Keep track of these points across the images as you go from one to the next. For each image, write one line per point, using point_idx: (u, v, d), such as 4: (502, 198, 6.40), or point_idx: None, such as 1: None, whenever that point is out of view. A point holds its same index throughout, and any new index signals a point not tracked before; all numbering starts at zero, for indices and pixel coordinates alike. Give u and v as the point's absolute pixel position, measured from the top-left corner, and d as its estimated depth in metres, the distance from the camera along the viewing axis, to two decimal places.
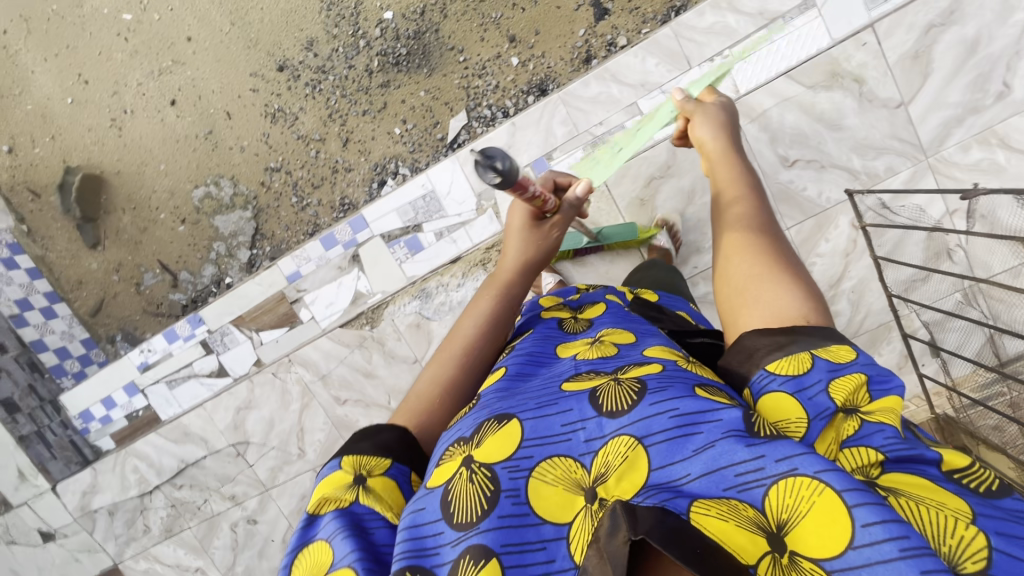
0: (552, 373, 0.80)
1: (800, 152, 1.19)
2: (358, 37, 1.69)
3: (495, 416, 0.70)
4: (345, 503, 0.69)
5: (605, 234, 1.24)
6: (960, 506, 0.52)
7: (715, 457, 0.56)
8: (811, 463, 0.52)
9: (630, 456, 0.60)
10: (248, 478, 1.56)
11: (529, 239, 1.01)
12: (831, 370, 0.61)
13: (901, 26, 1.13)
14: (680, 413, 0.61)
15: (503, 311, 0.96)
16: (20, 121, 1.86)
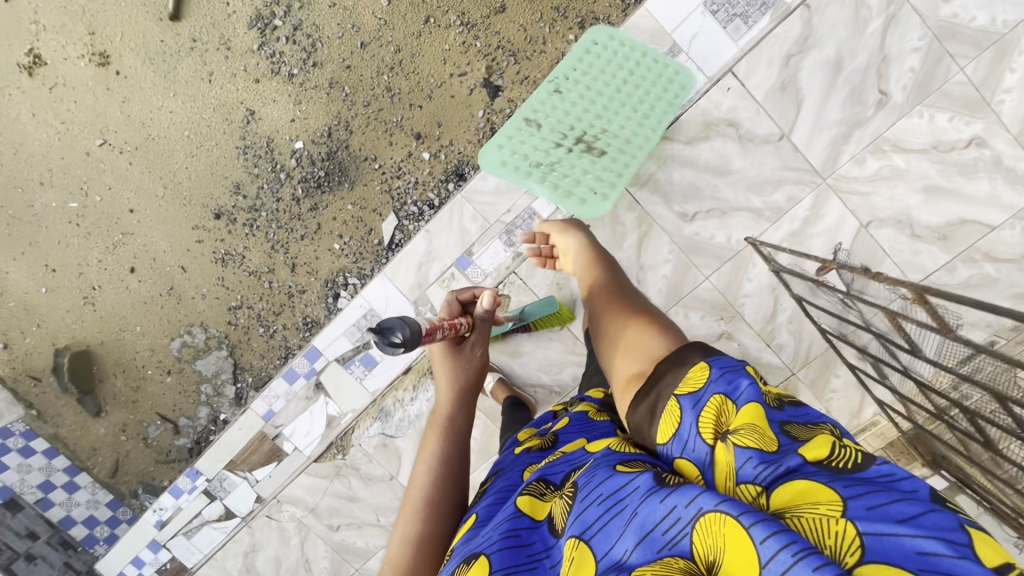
0: (512, 494, 0.76)
1: (698, 205, 1.34)
2: (278, 171, 1.76)
3: (465, 558, 0.65)
4: None
5: (527, 312, 1.31)
6: (833, 498, 0.47)
7: (643, 521, 0.54)
8: (709, 500, 0.51)
9: (578, 556, 0.57)
10: None
11: (457, 362, 0.95)
12: (698, 408, 0.63)
13: (761, 63, 1.29)
14: (605, 497, 0.60)
15: (455, 446, 0.88)
16: (6, 318, 1.98)
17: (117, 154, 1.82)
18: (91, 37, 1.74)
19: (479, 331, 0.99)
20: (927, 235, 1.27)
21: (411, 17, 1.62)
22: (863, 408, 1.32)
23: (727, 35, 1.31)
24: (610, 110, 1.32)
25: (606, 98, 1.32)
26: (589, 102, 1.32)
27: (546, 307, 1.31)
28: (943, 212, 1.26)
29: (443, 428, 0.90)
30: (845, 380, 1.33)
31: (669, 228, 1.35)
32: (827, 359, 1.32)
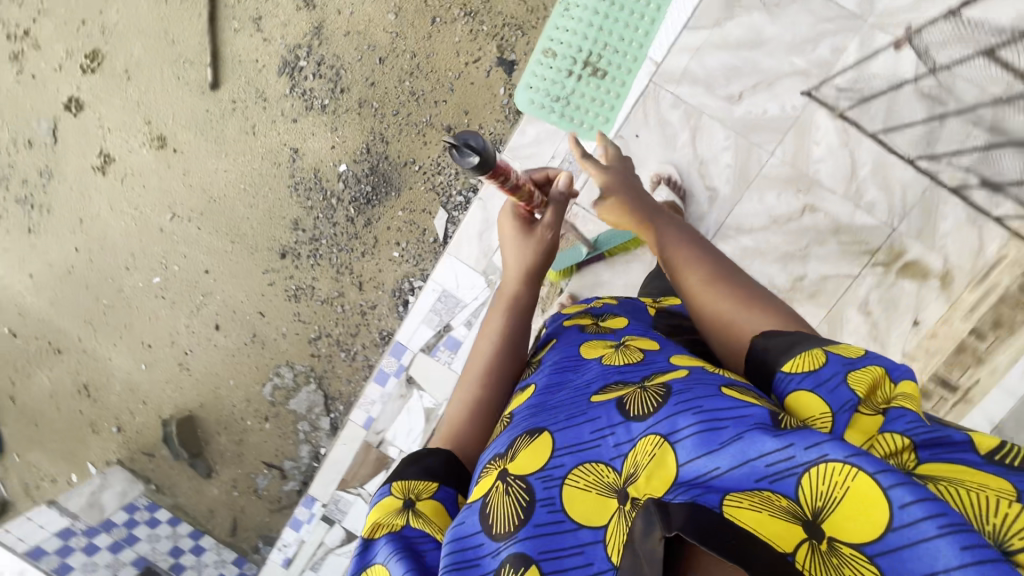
0: (574, 378, 0.76)
1: (743, 82, 1.32)
2: (329, 197, 1.86)
3: (528, 428, 0.68)
4: (397, 527, 0.67)
5: (602, 241, 1.36)
6: (1006, 486, 0.48)
7: (751, 449, 0.51)
8: (838, 448, 0.47)
9: (659, 455, 0.55)
10: None
11: (524, 243, 1.02)
12: (844, 363, 0.62)
13: None
14: (704, 410, 0.56)
15: (518, 321, 0.96)
16: (116, 401, 2.12)
17: (186, 222, 1.98)
18: (149, 125, 1.94)
19: (552, 211, 1.03)
20: (1006, 32, 1.18)
21: (418, 23, 1.74)
22: (985, 242, 1.20)
23: None
24: (616, 22, 1.35)
25: (609, 11, 1.35)
26: (595, 19, 1.34)
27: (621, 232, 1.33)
28: (1008, 7, 1.19)
29: (509, 303, 0.98)
30: (954, 217, 1.23)
31: (719, 115, 1.34)
32: (929, 201, 1.23)
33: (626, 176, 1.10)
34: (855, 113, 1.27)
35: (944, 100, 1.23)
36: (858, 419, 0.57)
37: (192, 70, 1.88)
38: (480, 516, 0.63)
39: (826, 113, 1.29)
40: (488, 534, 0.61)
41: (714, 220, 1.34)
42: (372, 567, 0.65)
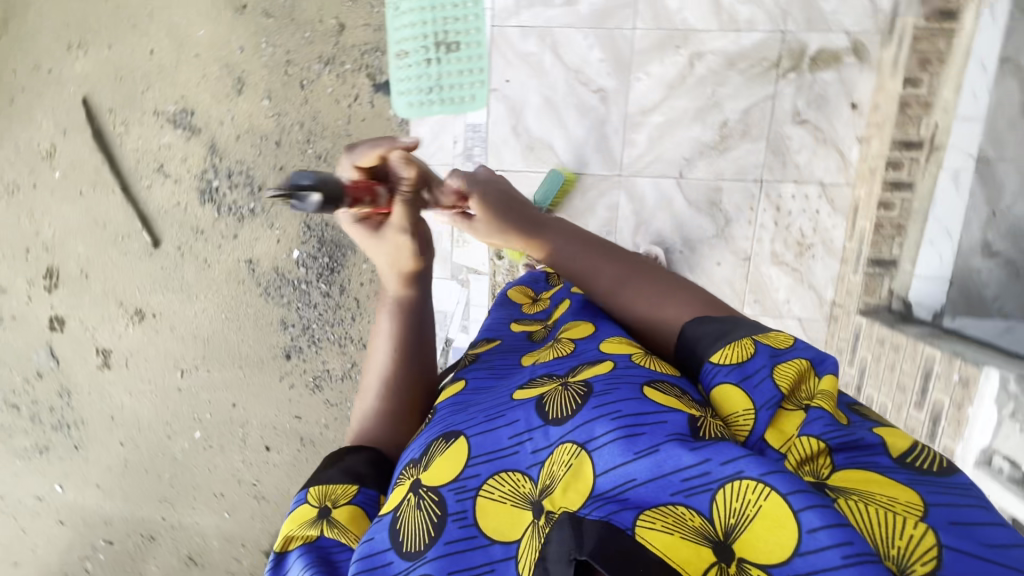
0: (506, 378, 0.73)
1: None
2: (299, 285, 1.92)
3: (445, 434, 0.65)
4: (310, 538, 0.64)
5: (542, 199, 1.23)
6: (907, 499, 0.45)
7: (677, 462, 0.50)
8: (753, 466, 0.47)
9: (576, 464, 0.54)
10: None
11: (383, 252, 0.74)
12: (771, 358, 0.58)
13: None
14: (623, 414, 0.55)
15: (412, 320, 0.80)
16: (221, 556, 2.21)
17: (195, 372, 2.06)
18: (122, 305, 2.04)
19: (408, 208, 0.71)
20: None
21: (291, 94, 1.77)
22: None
23: None
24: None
25: None
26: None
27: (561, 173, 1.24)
28: None
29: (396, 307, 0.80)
30: None
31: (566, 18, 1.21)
32: None
33: (501, 195, 0.92)
34: None
35: None
36: (779, 416, 0.54)
37: (132, 242, 1.98)
38: (393, 527, 0.60)
39: None
40: (399, 549, 0.58)
41: (618, 116, 1.22)
42: None
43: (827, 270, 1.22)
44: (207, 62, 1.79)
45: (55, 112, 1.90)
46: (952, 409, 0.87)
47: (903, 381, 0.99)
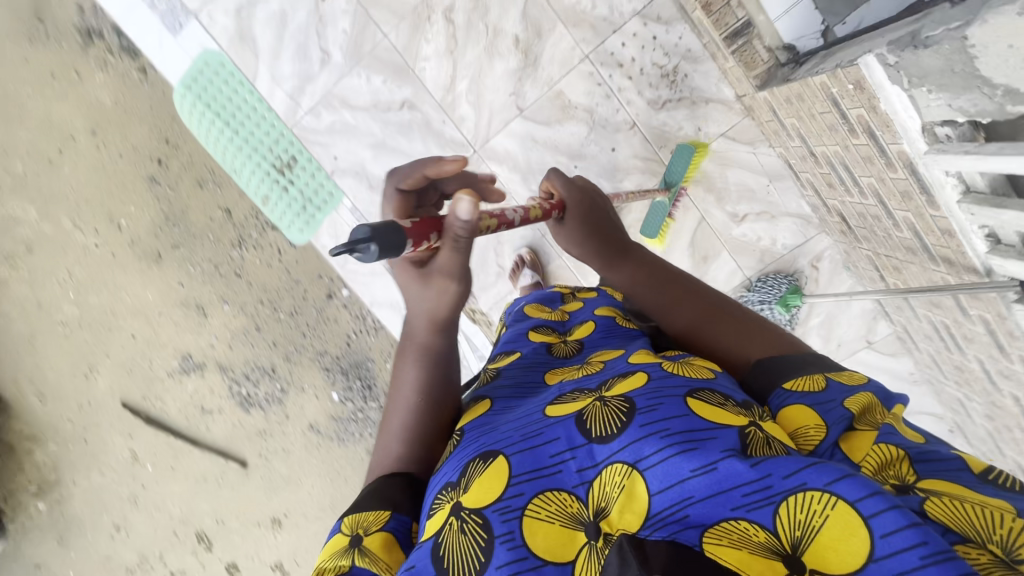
0: (532, 397, 0.55)
1: (303, 50, 1.21)
2: (359, 414, 1.93)
3: (477, 449, 0.48)
4: (342, 569, 0.44)
5: (670, 176, 1.16)
6: (998, 502, 0.34)
7: (728, 478, 0.37)
8: (820, 472, 0.35)
9: (629, 485, 0.40)
10: None
11: (423, 294, 0.56)
12: (842, 391, 0.45)
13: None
14: (673, 433, 0.41)
15: (443, 370, 0.59)
16: None
17: None
18: (260, 524, 2.03)
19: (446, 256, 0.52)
20: None
21: (237, 287, 1.82)
22: None
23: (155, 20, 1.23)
24: (218, 96, 1.26)
25: (235, 128, 1.27)
26: (210, 117, 1.26)
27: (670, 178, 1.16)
28: None
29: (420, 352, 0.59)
30: None
31: (333, 77, 1.23)
32: None
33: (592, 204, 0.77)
34: None
35: None
36: (853, 427, 0.42)
37: (230, 476, 1.98)
38: (435, 555, 0.43)
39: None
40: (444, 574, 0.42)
41: (434, 106, 1.22)
42: None
43: (707, 75, 1.13)
44: (170, 312, 1.84)
45: (114, 425, 1.93)
46: (872, 115, 0.76)
47: (828, 122, 0.88)
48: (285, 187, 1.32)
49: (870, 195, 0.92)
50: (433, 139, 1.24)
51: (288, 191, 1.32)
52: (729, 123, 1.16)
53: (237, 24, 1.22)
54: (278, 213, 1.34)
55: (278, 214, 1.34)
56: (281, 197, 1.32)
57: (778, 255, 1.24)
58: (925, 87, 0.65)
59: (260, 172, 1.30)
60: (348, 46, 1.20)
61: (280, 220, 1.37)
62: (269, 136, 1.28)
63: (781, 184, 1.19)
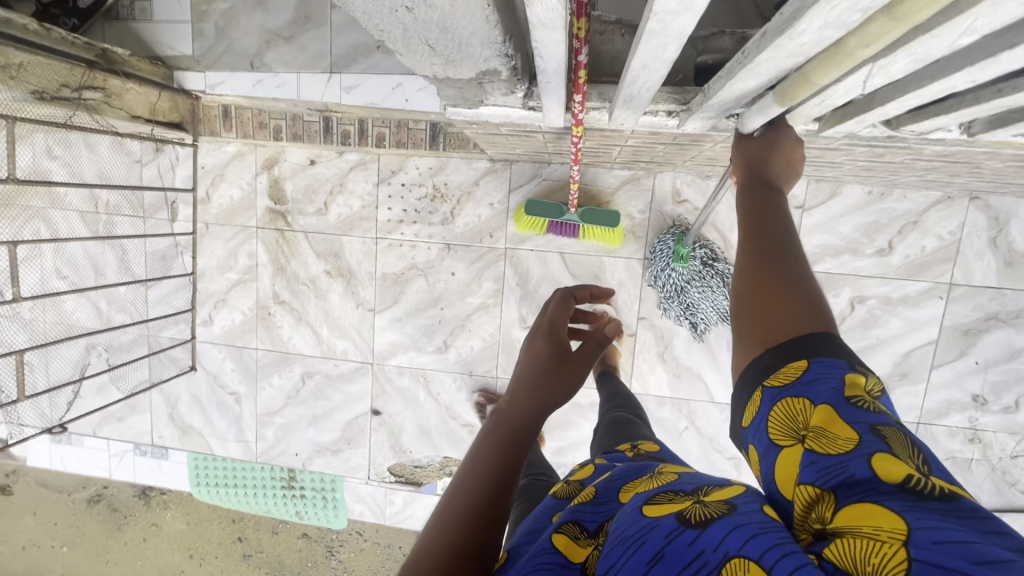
0: (533, 530, 0.44)
1: (224, 407, 1.42)
2: None
3: None
4: None
5: (586, 214, 1.10)
6: (887, 519, 0.26)
7: (671, 563, 0.30)
8: (738, 532, 0.29)
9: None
10: (943, 418, 1.17)
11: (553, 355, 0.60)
12: (773, 399, 0.36)
13: (136, 433, 1.51)
14: (627, 532, 0.34)
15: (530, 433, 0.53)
16: None
17: None
18: None
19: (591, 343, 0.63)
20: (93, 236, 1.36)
21: None
22: (230, 160, 1.29)
23: (150, 467, 1.53)
24: (217, 476, 1.49)
25: (244, 481, 1.48)
26: (225, 489, 1.49)
27: (590, 216, 1.10)
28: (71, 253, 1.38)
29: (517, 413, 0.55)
30: (224, 189, 1.31)
31: (251, 406, 1.40)
32: (227, 217, 1.33)
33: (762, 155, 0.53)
34: (196, 312, 1.38)
35: (152, 250, 1.36)
36: (781, 454, 0.34)
37: None
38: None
39: (212, 342, 1.39)
40: None
41: (322, 360, 1.35)
42: None
43: (458, 170, 1.22)
44: None
45: None
46: (503, 125, 0.79)
47: (519, 140, 0.91)
48: (300, 495, 1.45)
49: (612, 145, 0.92)
50: (339, 381, 1.35)
51: (304, 496, 1.45)
52: (505, 181, 1.21)
53: (176, 425, 1.46)
54: (314, 517, 1.47)
55: (315, 517, 1.47)
56: (304, 504, 1.46)
57: (646, 222, 1.18)
58: (485, 93, 0.65)
59: (280, 498, 1.46)
60: (243, 374, 1.39)
61: (318, 521, 1.48)
62: (263, 471, 1.46)
63: (588, 175, 1.18)
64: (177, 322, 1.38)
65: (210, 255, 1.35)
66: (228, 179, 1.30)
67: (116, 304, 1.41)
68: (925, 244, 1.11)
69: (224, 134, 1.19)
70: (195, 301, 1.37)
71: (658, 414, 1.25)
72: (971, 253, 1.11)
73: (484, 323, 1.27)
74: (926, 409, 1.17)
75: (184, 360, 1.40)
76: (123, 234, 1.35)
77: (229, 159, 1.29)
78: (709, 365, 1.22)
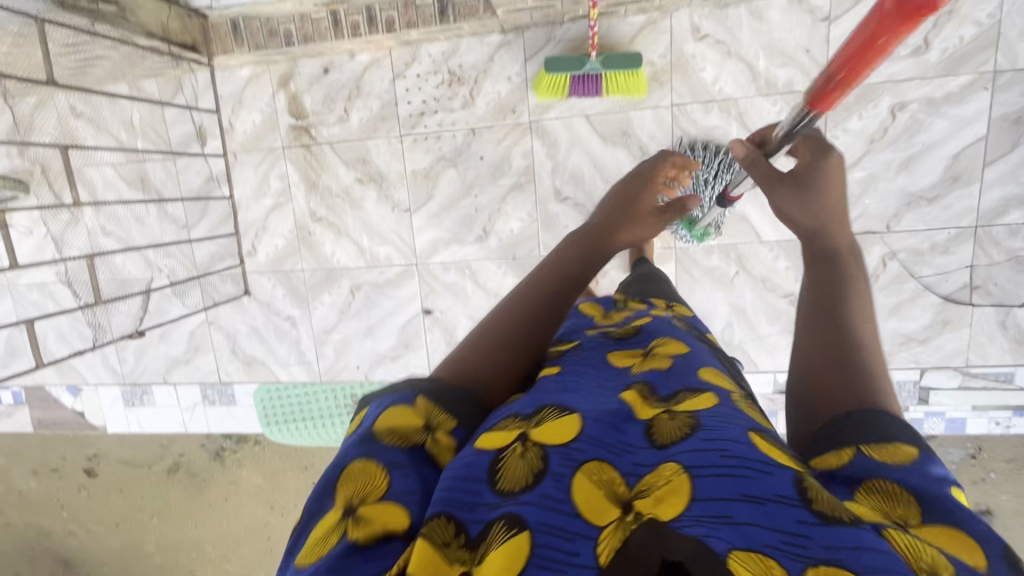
0: (596, 385, 0.48)
1: (283, 333, 1.47)
2: None
3: (550, 403, 0.43)
4: (413, 440, 0.40)
5: (608, 61, 1.08)
6: None
7: (769, 514, 0.31)
8: (862, 545, 0.29)
9: (677, 480, 0.34)
10: (1001, 217, 1.14)
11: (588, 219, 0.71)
12: (874, 463, 0.38)
13: (204, 375, 1.57)
14: (733, 452, 0.35)
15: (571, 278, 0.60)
16: None
17: None
18: None
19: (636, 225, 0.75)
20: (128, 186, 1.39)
21: None
22: (248, 85, 1.31)
23: (222, 407, 1.60)
24: (286, 408, 1.55)
25: (312, 407, 1.53)
26: (295, 416, 1.55)
27: (611, 61, 1.08)
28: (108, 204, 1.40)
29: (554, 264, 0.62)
30: (246, 116, 1.33)
31: (307, 327, 1.45)
32: (253, 145, 1.35)
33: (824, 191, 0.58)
34: (241, 244, 1.41)
35: (189, 190, 1.40)
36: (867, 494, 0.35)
37: None
38: (426, 463, 0.40)
39: (261, 272, 1.43)
40: (494, 484, 0.37)
41: (367, 269, 1.38)
42: (361, 459, 0.38)
43: (471, 49, 1.21)
44: None
45: None
46: None
47: None
48: None
49: None
50: (387, 287, 1.38)
51: None
52: (520, 51, 1.19)
53: (240, 358, 1.53)
54: None
55: None
56: None
57: (669, 65, 1.16)
58: None
59: (348, 416, 1.51)
60: (294, 298, 1.44)
61: None
62: (328, 392, 1.50)
63: (604, 27, 1.16)
64: (225, 257, 1.43)
65: (244, 184, 1.38)
66: (248, 104, 1.32)
67: (162, 251, 1.43)
68: (963, 33, 1.07)
69: (236, 49, 1.22)
70: (238, 232, 1.41)
71: (706, 265, 1.25)
72: (1014, 34, 1.06)
73: (520, 203, 1.28)
74: (983, 210, 1.14)
75: (235, 290, 1.45)
76: (157, 178, 1.38)
77: (245, 83, 1.31)
78: (753, 207, 1.21)
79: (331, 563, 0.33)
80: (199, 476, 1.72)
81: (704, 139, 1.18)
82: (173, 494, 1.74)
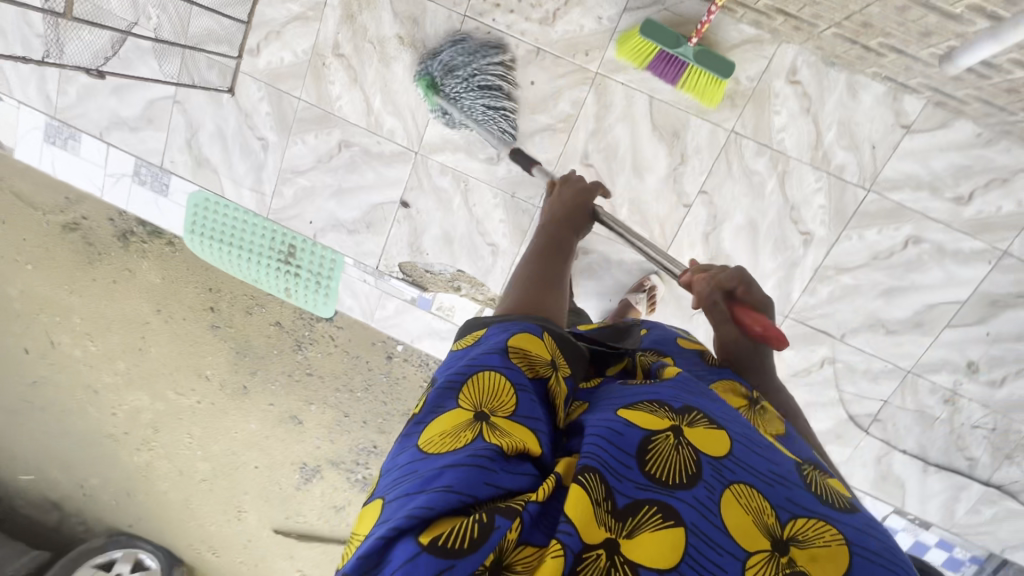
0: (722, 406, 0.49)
1: (249, 151, 1.35)
2: None
3: (704, 409, 0.45)
4: (531, 369, 0.47)
5: (700, 55, 1.03)
6: None
7: None
8: None
9: (834, 547, 0.37)
10: (933, 375, 1.23)
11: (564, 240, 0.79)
12: None
13: (147, 152, 1.42)
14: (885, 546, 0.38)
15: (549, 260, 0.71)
16: None
17: None
18: None
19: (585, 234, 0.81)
20: None
21: None
22: None
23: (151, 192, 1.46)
24: (217, 225, 1.43)
25: (244, 237, 1.43)
26: (222, 238, 1.43)
27: (704, 58, 1.03)
28: None
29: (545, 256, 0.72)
30: None
31: (276, 158, 1.34)
32: None
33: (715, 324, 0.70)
34: (247, 38, 1.26)
35: None
36: None
37: None
38: (541, 398, 0.46)
39: (255, 78, 1.29)
40: (642, 466, 0.40)
41: (365, 133, 1.27)
42: (488, 369, 0.46)
43: None
44: None
45: None
46: None
47: None
48: (299, 266, 1.42)
49: None
50: (376, 160, 1.29)
51: (304, 271, 1.42)
52: None
53: (192, 154, 1.39)
54: (306, 296, 1.44)
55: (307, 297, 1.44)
56: (300, 278, 1.42)
57: (750, 92, 1.12)
58: None
59: (276, 263, 1.42)
60: (277, 122, 1.31)
61: (307, 301, 1.45)
62: (268, 230, 1.41)
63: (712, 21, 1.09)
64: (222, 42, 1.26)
65: None
66: None
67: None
68: (1002, 205, 1.10)
69: None
70: (249, 23, 1.25)
71: (679, 291, 1.27)
72: None
73: (545, 147, 1.21)
74: (923, 361, 1.23)
75: (219, 83, 1.30)
76: None
77: None
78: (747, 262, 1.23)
79: (472, 452, 0.39)
80: (95, 247, 1.57)
81: (741, 178, 1.17)
82: (60, 253, 1.60)
